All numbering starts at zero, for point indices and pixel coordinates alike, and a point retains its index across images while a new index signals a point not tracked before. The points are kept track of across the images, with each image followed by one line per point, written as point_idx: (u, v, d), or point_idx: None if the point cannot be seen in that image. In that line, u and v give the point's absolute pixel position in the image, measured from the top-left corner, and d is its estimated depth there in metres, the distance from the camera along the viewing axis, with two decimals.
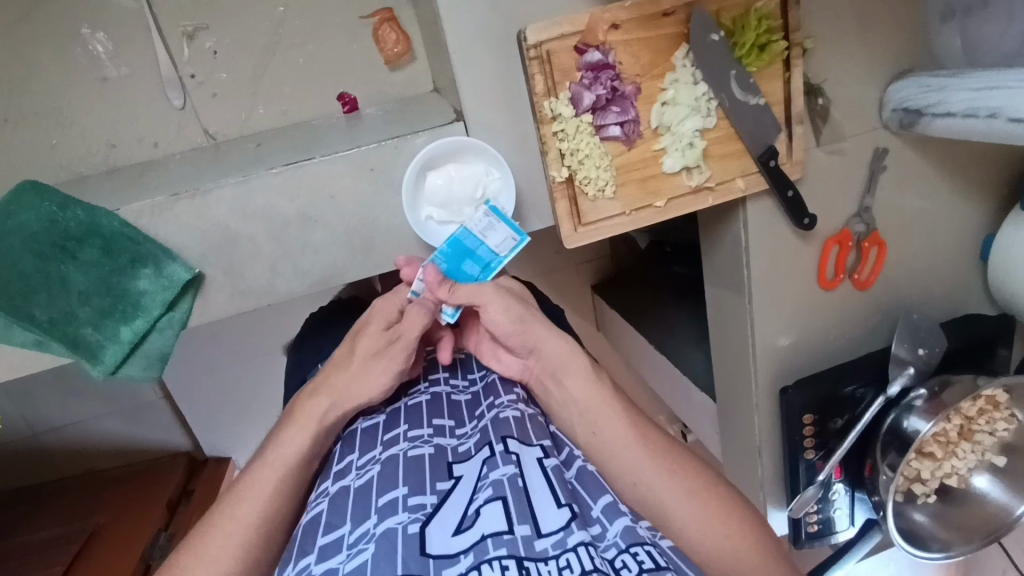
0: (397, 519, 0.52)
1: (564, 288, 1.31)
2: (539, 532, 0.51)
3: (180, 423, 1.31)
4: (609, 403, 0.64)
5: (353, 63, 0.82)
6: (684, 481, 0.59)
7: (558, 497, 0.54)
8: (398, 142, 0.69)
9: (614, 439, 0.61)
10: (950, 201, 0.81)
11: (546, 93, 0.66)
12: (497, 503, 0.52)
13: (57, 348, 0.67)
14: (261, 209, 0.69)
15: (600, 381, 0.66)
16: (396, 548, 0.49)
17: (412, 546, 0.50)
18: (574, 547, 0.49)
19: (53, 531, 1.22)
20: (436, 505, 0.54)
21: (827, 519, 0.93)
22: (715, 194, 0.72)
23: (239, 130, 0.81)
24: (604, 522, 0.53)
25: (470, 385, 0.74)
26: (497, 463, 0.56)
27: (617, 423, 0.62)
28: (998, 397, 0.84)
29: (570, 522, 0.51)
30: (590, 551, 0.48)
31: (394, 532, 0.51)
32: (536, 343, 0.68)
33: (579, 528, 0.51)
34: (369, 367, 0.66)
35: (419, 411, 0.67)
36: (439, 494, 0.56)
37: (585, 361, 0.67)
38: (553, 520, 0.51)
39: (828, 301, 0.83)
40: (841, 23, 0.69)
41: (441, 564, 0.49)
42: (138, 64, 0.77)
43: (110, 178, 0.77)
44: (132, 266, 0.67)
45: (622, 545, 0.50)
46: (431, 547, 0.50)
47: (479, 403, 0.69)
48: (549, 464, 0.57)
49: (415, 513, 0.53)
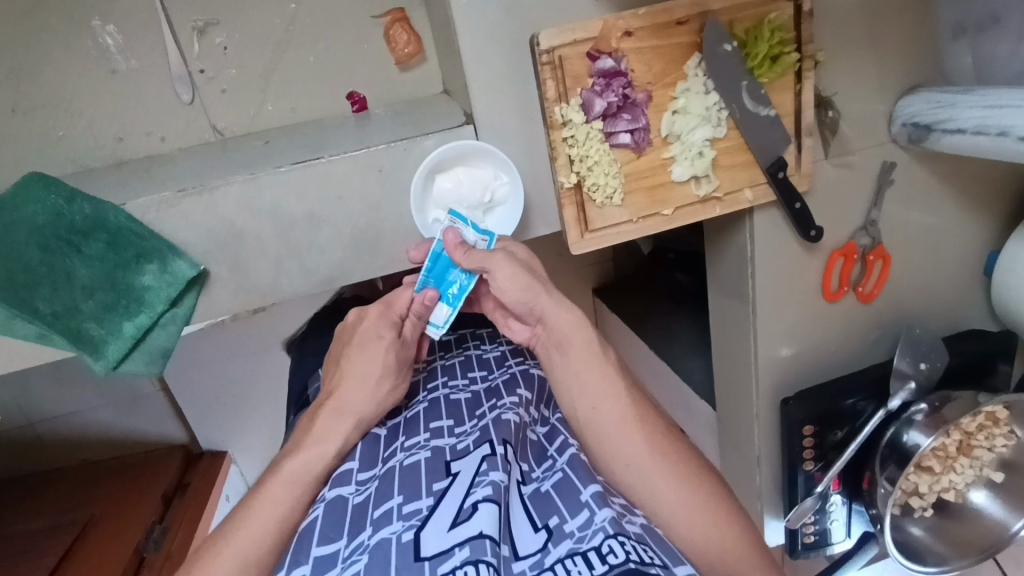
0: (391, 529, 0.53)
1: (566, 292, 1.31)
2: (517, 555, 0.53)
3: (177, 416, 1.31)
4: (610, 382, 0.64)
5: (363, 61, 0.81)
6: (677, 468, 0.60)
7: (535, 521, 0.56)
8: (407, 145, 0.69)
9: (611, 420, 0.63)
10: (956, 217, 0.81)
11: (558, 98, 0.65)
12: (493, 504, 0.52)
13: (59, 342, 0.66)
14: (268, 206, 0.69)
15: (603, 357, 0.66)
16: (391, 556, 0.50)
17: (407, 554, 0.50)
18: (552, 564, 0.51)
19: (43, 522, 1.20)
20: (431, 508, 0.54)
21: (823, 531, 0.93)
22: (722, 204, 0.72)
23: (247, 126, 0.81)
24: (591, 507, 0.54)
25: (470, 384, 0.74)
26: (495, 466, 0.56)
27: (620, 403, 0.63)
28: (998, 413, 0.84)
29: (547, 543, 0.54)
30: (570, 563, 0.50)
31: (387, 541, 0.51)
32: (543, 314, 0.67)
33: (557, 544, 0.53)
34: (380, 386, 0.66)
35: (417, 418, 0.67)
36: (434, 496, 0.56)
37: (590, 336, 0.67)
38: (530, 543, 0.54)
39: (831, 313, 0.83)
40: (854, 36, 0.69)
41: (436, 562, 0.49)
42: (148, 58, 0.76)
43: (116, 172, 0.76)
44: (138, 261, 0.66)
45: (609, 530, 0.51)
46: (425, 550, 0.50)
47: (479, 403, 0.69)
48: (526, 490, 0.60)
49: (410, 520, 0.53)
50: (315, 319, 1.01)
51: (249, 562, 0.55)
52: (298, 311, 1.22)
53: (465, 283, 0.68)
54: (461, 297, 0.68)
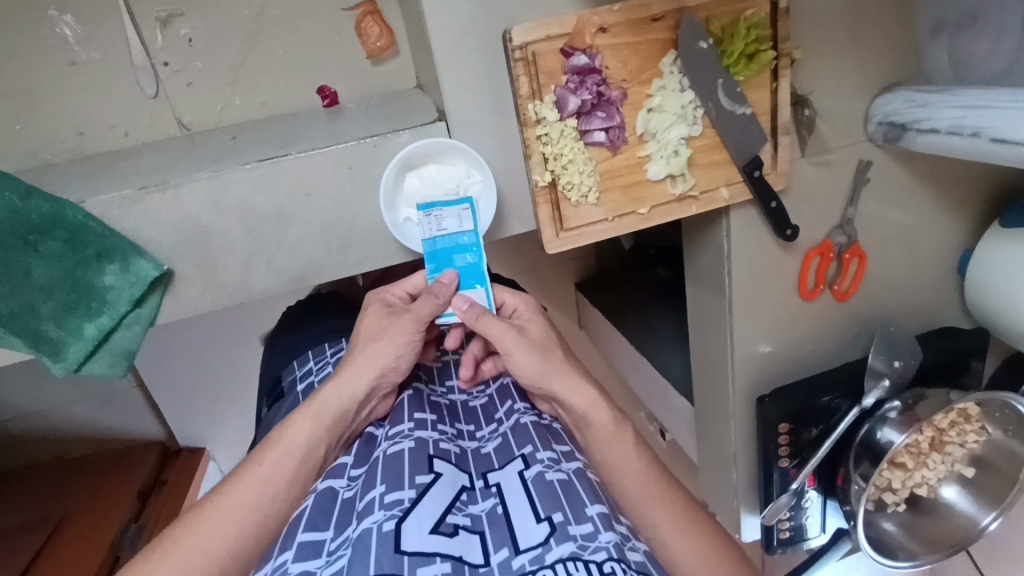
0: (373, 519, 0.51)
1: (547, 287, 1.30)
2: (517, 551, 0.51)
3: (152, 412, 1.29)
4: (630, 458, 0.59)
5: (335, 54, 0.79)
6: (698, 545, 0.55)
7: (538, 511, 0.53)
8: (379, 140, 0.68)
9: (619, 460, 0.59)
10: (932, 215, 0.82)
11: (531, 95, 0.64)
12: (475, 537, 0.52)
13: (14, 342, 0.64)
14: (236, 205, 0.67)
15: (622, 434, 0.61)
16: (371, 549, 0.48)
17: (387, 544, 0.48)
18: (552, 563, 0.49)
19: (13, 520, 1.17)
20: (414, 500, 0.52)
21: (799, 526, 0.94)
22: (698, 203, 0.71)
23: (216, 121, 0.79)
24: (597, 524, 0.52)
25: (448, 392, 0.73)
26: (476, 499, 0.57)
27: (640, 478, 0.58)
28: (969, 410, 0.85)
29: (549, 538, 0.51)
30: (571, 566, 0.48)
31: (369, 533, 0.49)
32: (554, 393, 0.63)
33: (560, 542, 0.50)
34: (377, 345, 0.62)
35: (401, 406, 0.64)
36: (417, 489, 0.53)
37: (606, 415, 0.61)
38: (532, 536, 0.51)
39: (808, 311, 0.83)
40: (832, 35, 0.69)
41: (416, 562, 0.48)
42: (110, 49, 0.74)
43: (80, 166, 0.74)
44: (98, 260, 0.64)
45: (612, 552, 0.49)
46: (407, 543, 0.48)
47: (458, 416, 0.69)
48: (529, 475, 0.57)
49: (392, 509, 0.51)
50: (290, 315, 0.99)
51: (210, 556, 0.51)
52: (275, 307, 1.20)
53: (477, 260, 0.69)
54: (485, 272, 0.69)
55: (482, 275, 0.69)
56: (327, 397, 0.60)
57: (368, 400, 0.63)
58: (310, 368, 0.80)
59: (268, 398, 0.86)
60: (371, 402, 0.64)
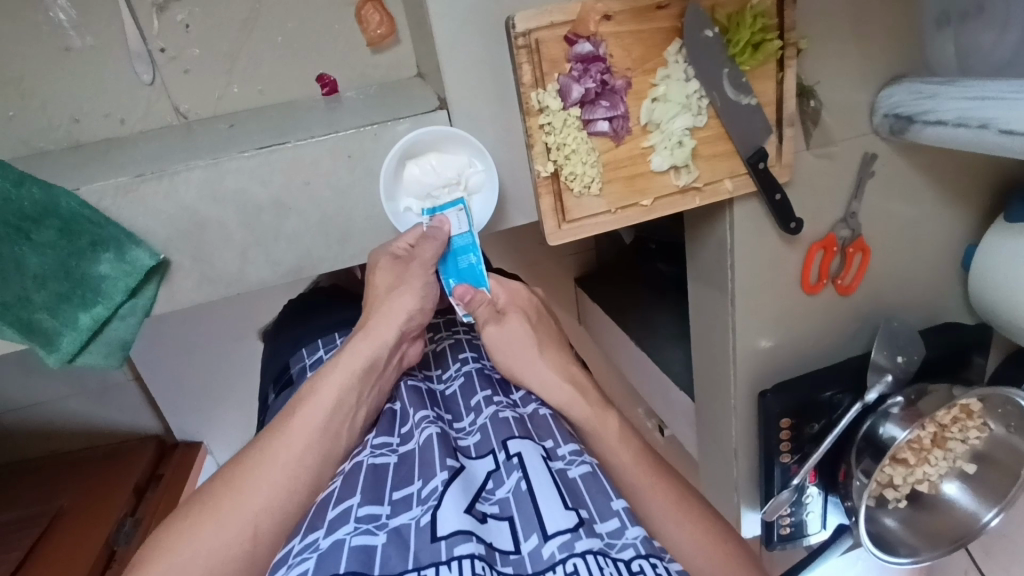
0: (410, 514, 0.50)
1: (546, 281, 1.30)
2: (546, 535, 0.48)
3: (148, 406, 1.27)
4: (613, 442, 0.59)
5: (334, 42, 0.78)
6: (693, 529, 0.55)
7: (565, 500, 0.51)
8: (378, 129, 0.67)
9: (602, 441, 0.60)
10: (936, 209, 0.81)
11: (534, 83, 0.63)
12: (505, 523, 0.51)
13: (9, 333, 0.63)
14: (232, 194, 0.66)
15: (605, 423, 0.61)
16: (407, 542, 0.47)
17: (423, 535, 0.47)
18: (582, 552, 0.46)
19: (8, 516, 1.16)
20: (446, 484, 0.51)
21: (799, 522, 0.93)
22: (701, 195, 0.71)
23: (213, 109, 0.78)
24: (623, 519, 0.51)
25: (461, 365, 0.72)
26: (502, 479, 0.54)
27: (628, 466, 0.57)
28: (972, 406, 0.85)
29: (578, 526, 0.48)
30: (601, 560, 0.46)
31: (405, 527, 0.49)
32: (531, 389, 0.65)
33: (589, 534, 0.48)
34: (398, 295, 0.65)
35: (420, 393, 0.66)
36: (449, 472, 0.53)
37: (584, 404, 0.62)
38: (560, 520, 0.49)
39: (810, 305, 0.83)
40: (839, 25, 0.68)
41: (453, 542, 0.46)
42: (104, 34, 0.73)
43: (72, 154, 0.73)
44: (92, 250, 0.63)
45: (641, 549, 0.48)
46: (442, 529, 0.47)
47: (473, 390, 0.67)
48: (553, 466, 0.55)
49: (428, 501, 0.50)
50: (290, 307, 0.99)
51: (240, 528, 0.50)
52: (272, 299, 1.19)
53: (476, 260, 0.67)
54: (484, 273, 0.67)
55: (482, 275, 0.67)
56: (367, 349, 0.61)
57: (399, 347, 0.65)
58: (318, 356, 0.79)
59: (271, 387, 0.86)
60: (403, 348, 0.66)
